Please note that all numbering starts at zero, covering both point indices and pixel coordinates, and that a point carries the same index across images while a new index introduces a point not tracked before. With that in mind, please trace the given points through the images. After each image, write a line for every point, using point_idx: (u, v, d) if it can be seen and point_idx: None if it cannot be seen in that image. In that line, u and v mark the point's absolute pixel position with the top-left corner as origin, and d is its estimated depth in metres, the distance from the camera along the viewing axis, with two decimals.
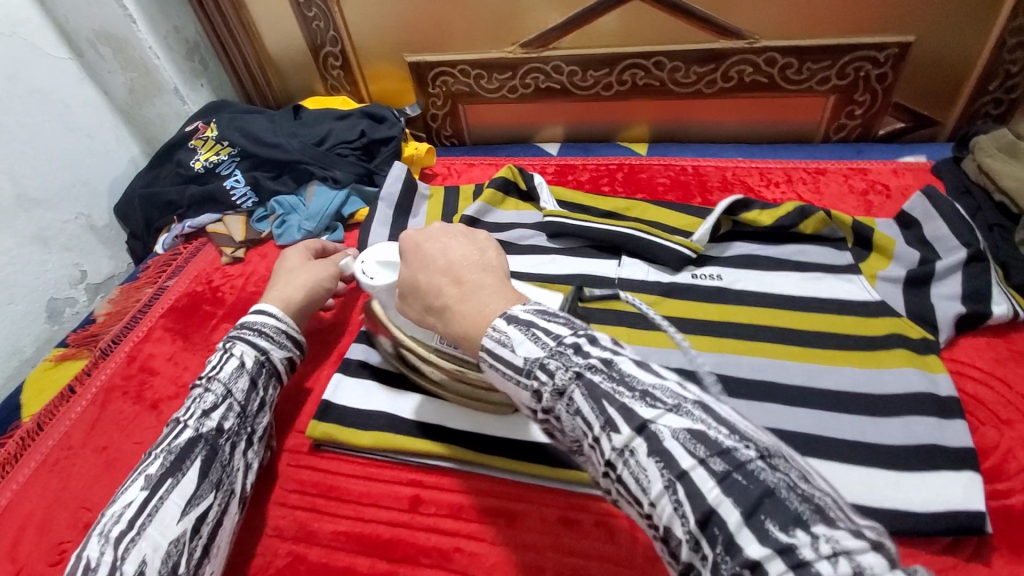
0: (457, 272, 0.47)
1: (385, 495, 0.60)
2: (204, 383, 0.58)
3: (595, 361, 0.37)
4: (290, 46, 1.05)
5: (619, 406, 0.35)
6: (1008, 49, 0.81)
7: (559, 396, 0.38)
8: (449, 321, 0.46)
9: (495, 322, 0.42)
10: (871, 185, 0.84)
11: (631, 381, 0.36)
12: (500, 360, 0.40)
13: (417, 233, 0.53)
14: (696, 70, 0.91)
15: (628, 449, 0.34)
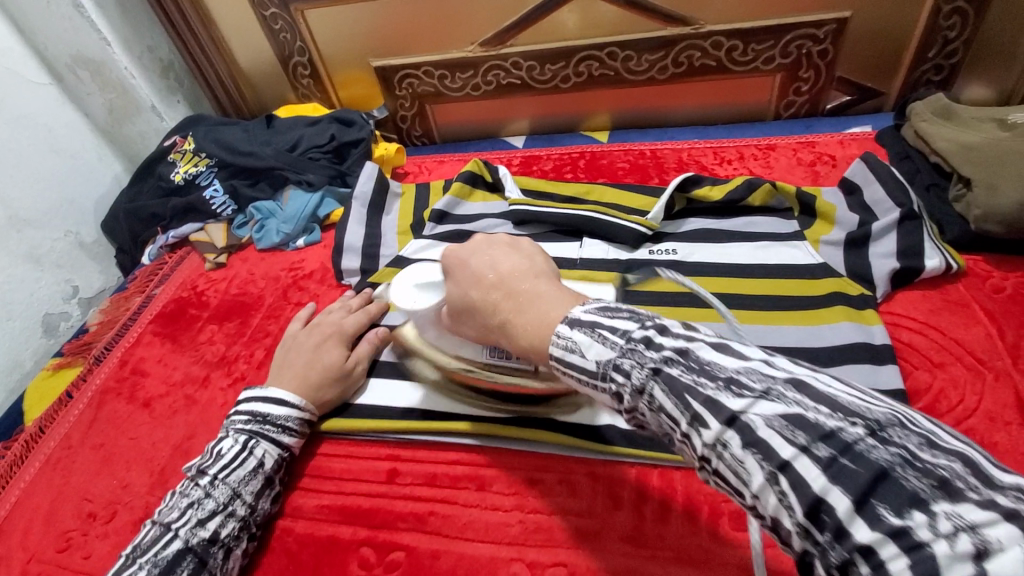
0: (512, 283, 0.49)
1: (364, 470, 0.64)
2: (208, 484, 0.56)
3: (671, 352, 0.37)
4: (260, 59, 1.10)
5: (704, 400, 0.34)
6: (943, 15, 0.85)
7: (639, 394, 0.37)
8: (511, 335, 0.47)
9: (557, 329, 0.42)
10: (818, 157, 0.89)
11: (712, 369, 0.35)
12: (574, 366, 0.40)
13: (458, 249, 0.56)
14: (647, 57, 0.95)
15: (720, 444, 0.33)
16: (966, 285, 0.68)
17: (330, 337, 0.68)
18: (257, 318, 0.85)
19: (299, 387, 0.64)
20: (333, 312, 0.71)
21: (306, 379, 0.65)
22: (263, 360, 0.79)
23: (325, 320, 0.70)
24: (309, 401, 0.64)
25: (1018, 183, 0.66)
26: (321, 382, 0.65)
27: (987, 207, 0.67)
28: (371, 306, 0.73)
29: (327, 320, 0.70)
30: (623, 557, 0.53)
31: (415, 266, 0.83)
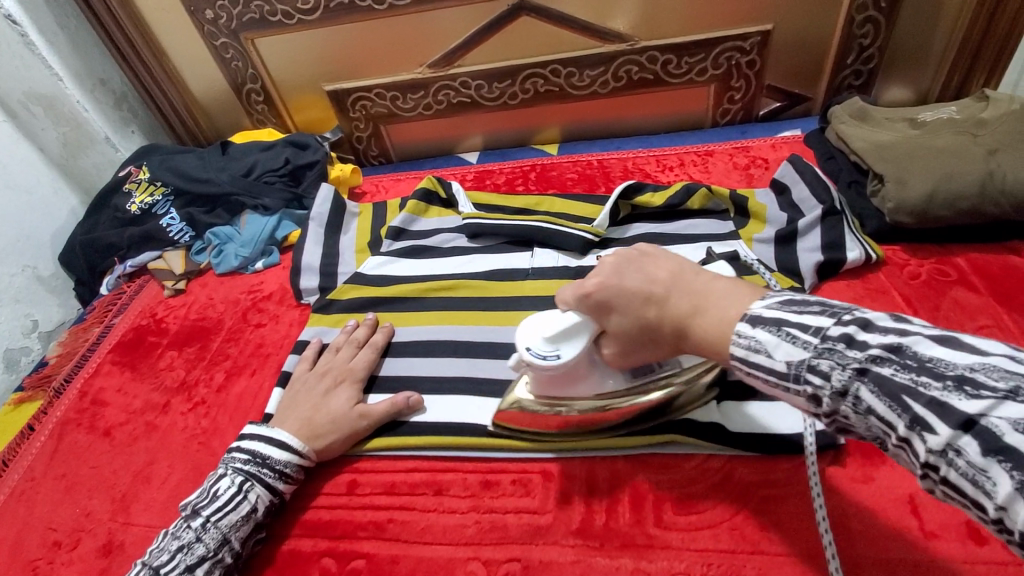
0: (680, 285, 0.44)
1: (325, 483, 0.65)
2: (200, 529, 0.55)
3: (877, 349, 0.34)
4: (214, 87, 1.12)
5: (926, 402, 0.31)
6: (857, 24, 0.91)
7: (841, 397, 0.35)
8: (692, 338, 0.43)
9: (740, 334, 0.39)
10: (752, 160, 0.94)
11: (936, 369, 0.31)
12: (758, 368, 0.39)
13: (603, 281, 0.48)
14: (589, 73, 1.00)
15: (952, 450, 0.30)
16: (884, 274, 0.73)
17: (338, 381, 0.68)
18: (218, 342, 0.86)
19: (302, 429, 0.64)
20: (342, 351, 0.72)
21: (310, 421, 0.64)
22: (223, 383, 0.80)
23: (333, 362, 0.71)
24: (311, 446, 0.64)
25: (923, 176, 0.72)
26: (325, 428, 0.64)
27: (898, 200, 0.72)
28: (377, 338, 0.74)
29: (334, 363, 0.71)
30: (573, 548, 0.56)
31: (372, 282, 0.85)
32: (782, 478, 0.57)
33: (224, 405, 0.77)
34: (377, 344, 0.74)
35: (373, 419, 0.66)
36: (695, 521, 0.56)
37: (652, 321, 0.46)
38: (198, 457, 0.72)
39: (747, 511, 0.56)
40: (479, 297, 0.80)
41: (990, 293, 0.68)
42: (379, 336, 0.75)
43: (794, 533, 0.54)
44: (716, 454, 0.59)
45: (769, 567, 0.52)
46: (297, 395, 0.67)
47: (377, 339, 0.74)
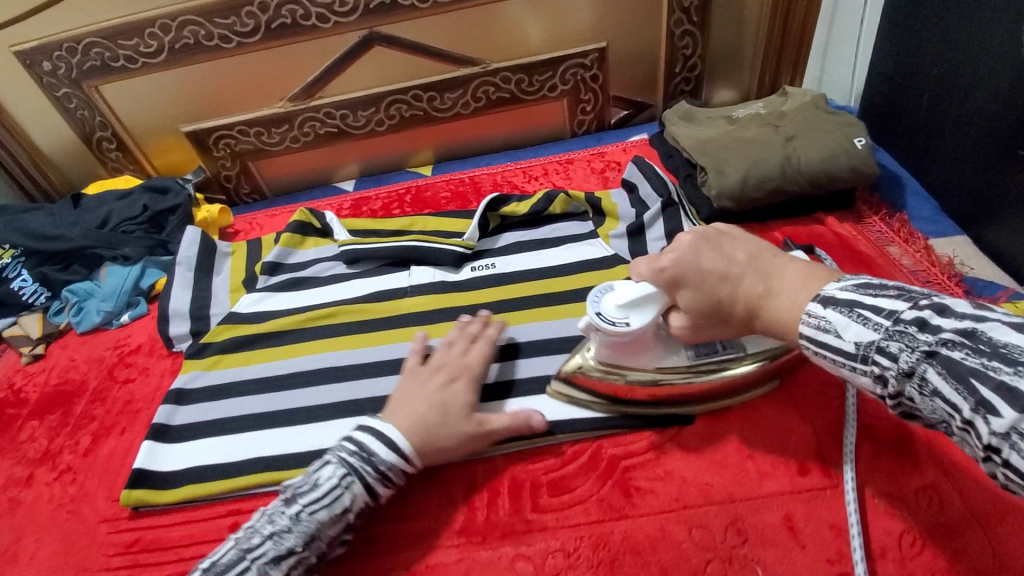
0: (757, 266, 0.52)
1: (207, 530, 0.65)
2: (293, 521, 0.53)
3: (948, 334, 0.38)
4: (61, 138, 1.05)
5: (992, 386, 0.34)
6: (677, 37, 1.02)
7: (908, 377, 0.40)
8: (765, 316, 0.51)
9: (810, 309, 0.46)
10: (608, 164, 1.03)
11: (1008, 353, 0.35)
12: (828, 346, 0.44)
13: (678, 257, 0.55)
14: (449, 96, 1.05)
15: (1016, 433, 0.33)
16: None
17: (454, 377, 0.64)
18: (82, 405, 0.80)
19: (413, 427, 0.59)
20: (455, 345, 0.68)
21: (423, 418, 0.60)
22: (91, 446, 0.75)
23: (449, 359, 0.66)
24: (416, 447, 0.59)
25: (737, 166, 0.82)
26: (437, 429, 0.60)
27: (720, 188, 0.82)
28: (490, 332, 0.70)
29: (449, 359, 0.66)
30: (458, 547, 0.58)
31: (247, 320, 0.83)
32: (641, 446, 0.63)
33: (93, 469, 0.73)
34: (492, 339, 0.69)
35: (494, 434, 0.61)
36: (567, 499, 0.60)
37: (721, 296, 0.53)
38: (66, 527, 0.68)
39: (614, 480, 0.61)
40: (359, 321, 0.82)
41: None
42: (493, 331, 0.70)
43: (653, 493, 0.59)
44: (584, 436, 0.64)
45: (634, 529, 0.57)
46: (409, 394, 0.62)
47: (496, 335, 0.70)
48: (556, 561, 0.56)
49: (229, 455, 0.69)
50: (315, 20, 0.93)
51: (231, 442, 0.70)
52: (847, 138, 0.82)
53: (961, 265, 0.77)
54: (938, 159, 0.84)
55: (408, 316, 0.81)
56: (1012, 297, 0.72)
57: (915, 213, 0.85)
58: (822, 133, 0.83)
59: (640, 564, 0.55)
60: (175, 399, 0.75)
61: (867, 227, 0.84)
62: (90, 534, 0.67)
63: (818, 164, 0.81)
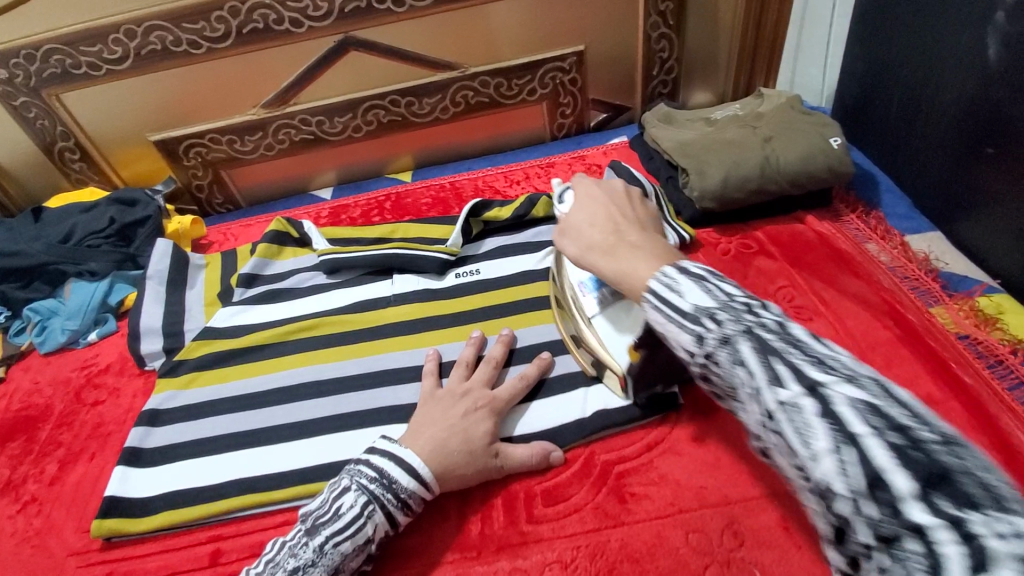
0: (640, 227, 0.50)
1: (185, 559, 0.62)
2: (317, 554, 0.51)
3: (768, 320, 0.35)
4: (18, 149, 1.00)
5: (788, 364, 0.32)
6: (654, 40, 1.03)
7: (722, 344, 0.35)
8: (612, 262, 0.48)
9: (665, 270, 0.41)
10: (588, 168, 1.03)
11: (802, 343, 0.33)
12: (668, 302, 0.39)
13: (592, 189, 0.56)
14: (427, 101, 1.04)
15: (793, 407, 0.31)
16: (701, 253, 0.83)
17: (479, 406, 0.61)
18: (47, 430, 0.76)
19: (434, 454, 0.57)
20: (479, 372, 0.65)
21: (445, 448, 0.57)
22: (58, 473, 0.71)
23: (475, 386, 0.64)
24: (436, 474, 0.57)
25: (718, 166, 0.83)
26: (458, 460, 0.58)
27: (701, 189, 0.83)
28: (530, 370, 0.66)
29: (472, 386, 0.64)
30: (451, 563, 0.57)
31: (223, 334, 0.81)
32: (633, 451, 0.63)
33: (60, 499, 0.69)
34: (530, 376, 0.65)
35: (509, 467, 0.60)
36: (562, 509, 0.59)
37: (588, 225, 0.52)
38: (33, 562, 0.64)
39: (607, 488, 0.60)
40: (341, 333, 0.80)
41: (784, 258, 0.80)
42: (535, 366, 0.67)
43: (647, 499, 0.59)
44: (576, 442, 0.64)
45: (630, 536, 0.57)
46: (428, 417, 0.60)
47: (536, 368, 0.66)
48: (553, 573, 0.55)
49: (208, 478, 0.66)
50: (288, 24, 0.91)
51: (209, 464, 0.68)
52: (823, 138, 0.83)
53: (936, 261, 0.79)
54: (908, 157, 0.86)
55: (392, 326, 0.79)
56: (986, 290, 0.74)
57: (890, 210, 0.86)
58: (798, 134, 0.84)
59: (639, 572, 0.54)
60: (148, 421, 0.72)
61: (845, 225, 0.85)
62: (58, 569, 0.63)
63: (796, 164, 0.82)
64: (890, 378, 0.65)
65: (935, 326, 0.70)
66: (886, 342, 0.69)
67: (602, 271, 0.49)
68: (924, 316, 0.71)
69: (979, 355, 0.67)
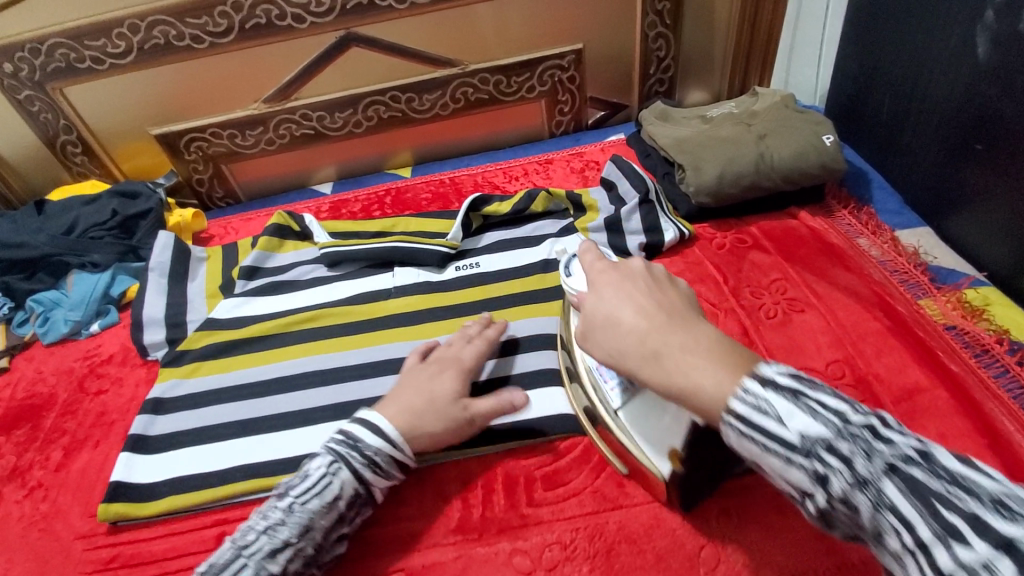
0: (682, 320, 0.46)
1: (191, 542, 0.63)
2: (285, 512, 0.52)
3: (907, 452, 0.34)
4: (21, 143, 1.00)
5: (960, 513, 0.31)
6: (651, 39, 1.05)
7: (860, 487, 0.34)
8: (661, 365, 0.44)
9: (749, 384, 0.39)
10: (587, 164, 1.04)
11: (963, 481, 0.32)
12: (761, 428, 0.37)
13: (614, 271, 0.52)
14: (427, 97, 1.05)
15: (982, 567, 0.29)
16: (697, 247, 0.85)
17: (445, 368, 0.65)
18: (51, 418, 0.77)
19: (403, 410, 0.59)
20: (451, 343, 0.69)
21: (412, 404, 0.60)
22: (63, 460, 0.72)
23: (444, 352, 0.67)
24: (405, 425, 0.59)
25: (714, 163, 0.84)
26: (425, 412, 0.60)
27: (697, 185, 0.84)
28: (490, 331, 0.70)
29: (443, 353, 0.67)
30: (454, 545, 0.58)
31: (226, 325, 0.81)
32: None
33: (65, 485, 0.70)
34: (492, 338, 0.69)
35: (478, 418, 0.63)
36: (562, 492, 0.61)
37: (621, 319, 0.47)
38: (39, 546, 0.65)
39: (606, 472, 0.62)
40: (343, 323, 0.81)
41: (777, 253, 0.82)
42: (495, 329, 0.71)
43: None
44: (575, 429, 0.65)
45: (628, 518, 0.58)
46: (401, 385, 0.63)
47: (496, 332, 0.70)
48: (553, 554, 0.57)
49: (213, 463, 0.67)
50: (291, 20, 0.92)
51: (214, 450, 0.69)
52: (816, 135, 0.85)
53: (925, 255, 0.81)
54: (899, 154, 0.88)
55: (394, 317, 0.81)
56: (973, 283, 0.77)
57: (881, 206, 0.89)
58: (792, 131, 0.86)
59: (637, 553, 0.56)
60: (152, 409, 0.73)
61: (837, 220, 0.87)
62: (65, 552, 0.64)
63: (789, 161, 0.83)
64: (879, 368, 0.67)
65: (924, 317, 0.72)
66: (876, 332, 0.71)
67: (647, 378, 0.45)
68: (913, 307, 0.73)
69: (966, 345, 0.69)
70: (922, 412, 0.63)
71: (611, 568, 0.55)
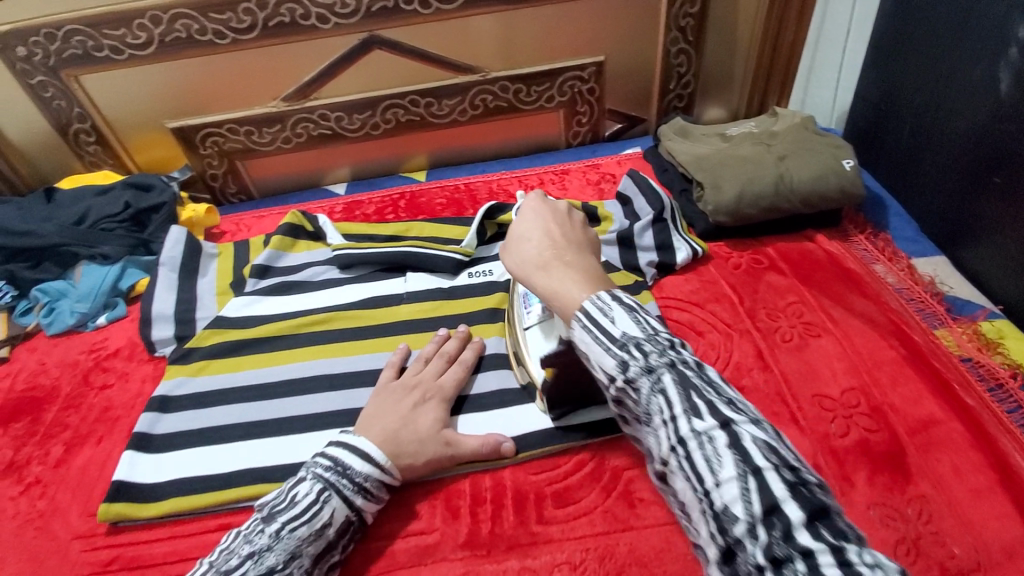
0: (572, 248, 0.54)
1: (192, 546, 0.62)
2: (270, 539, 0.51)
3: (687, 358, 0.44)
4: (33, 128, 1.00)
5: (705, 399, 0.41)
6: (673, 55, 1.05)
7: (646, 373, 0.44)
8: (545, 278, 0.53)
9: (600, 293, 0.48)
10: (603, 177, 1.04)
11: (717, 386, 0.42)
12: (598, 323, 0.46)
13: (536, 203, 0.60)
14: (447, 103, 1.05)
15: (706, 434, 0.40)
16: (712, 266, 0.84)
17: (427, 397, 0.64)
18: (53, 412, 0.76)
19: (387, 441, 0.59)
20: (428, 366, 0.68)
21: (396, 436, 0.60)
22: (63, 457, 0.71)
23: (422, 377, 0.67)
24: (392, 460, 0.59)
25: (733, 182, 0.84)
26: (408, 448, 0.60)
27: (715, 204, 0.84)
28: (468, 354, 0.70)
29: (423, 378, 0.67)
30: (461, 561, 0.57)
31: (235, 324, 0.80)
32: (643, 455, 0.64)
33: (65, 482, 0.69)
34: (470, 362, 0.69)
35: (467, 455, 0.61)
36: (573, 511, 0.60)
37: (531, 241, 0.56)
38: (36, 544, 0.64)
39: (617, 492, 0.61)
40: (354, 327, 0.80)
41: (794, 275, 0.81)
42: (470, 352, 0.71)
43: (656, 505, 0.60)
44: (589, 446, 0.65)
45: (639, 541, 0.57)
46: (376, 410, 0.62)
47: (473, 355, 0.70)
48: (562, 574, 0.56)
49: (216, 467, 0.66)
50: (315, 20, 0.92)
51: (218, 453, 0.68)
52: (836, 159, 0.85)
53: (941, 285, 0.81)
54: (918, 182, 0.87)
55: (405, 324, 0.80)
56: (989, 316, 0.76)
57: (897, 233, 0.88)
58: (812, 154, 0.86)
59: None
60: (157, 407, 0.72)
61: (854, 245, 0.87)
62: (62, 552, 0.63)
63: (809, 184, 0.83)
64: (894, 399, 0.67)
65: (940, 347, 0.72)
66: (891, 361, 0.70)
67: (533, 285, 0.54)
68: (929, 337, 0.73)
69: (981, 378, 0.69)
70: (937, 445, 0.62)
71: None
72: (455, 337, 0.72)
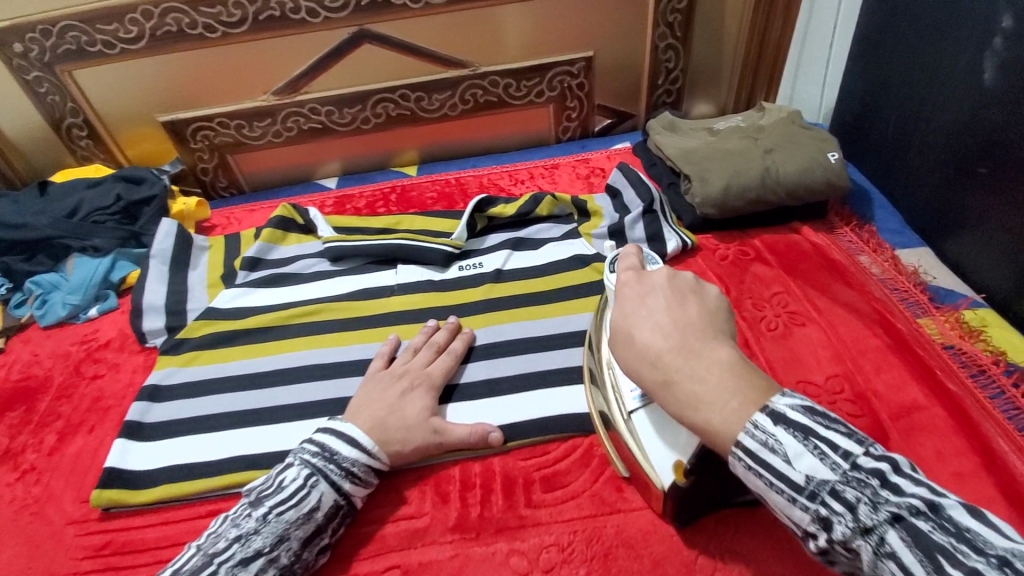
0: (692, 345, 0.43)
1: (185, 531, 0.62)
2: (257, 522, 0.52)
3: (915, 502, 0.35)
4: (26, 123, 0.99)
5: (957, 565, 0.32)
6: (661, 50, 1.06)
7: (863, 534, 0.36)
8: (675, 394, 0.43)
9: (758, 416, 0.40)
10: (592, 171, 1.05)
11: (972, 538, 0.33)
12: (770, 466, 0.39)
13: (638, 284, 0.49)
14: (437, 97, 1.05)
15: None
16: (700, 257, 0.86)
17: (414, 385, 0.65)
18: (46, 402, 0.76)
19: (375, 428, 0.60)
20: (417, 356, 0.69)
21: (383, 423, 0.60)
22: (56, 445, 0.71)
23: (410, 365, 0.67)
24: (381, 445, 0.59)
25: (720, 174, 0.86)
26: (397, 435, 0.60)
27: (703, 196, 0.85)
28: (456, 345, 0.71)
29: (412, 366, 0.67)
30: (451, 544, 0.58)
31: (226, 316, 0.81)
32: None
33: (59, 469, 0.69)
34: (459, 353, 0.70)
35: (455, 442, 0.62)
36: (561, 495, 0.61)
37: (642, 336, 0.45)
38: (28, 530, 0.64)
39: (604, 476, 0.62)
40: (345, 318, 0.81)
41: (779, 266, 0.83)
42: (460, 343, 0.72)
43: None
44: (578, 431, 0.65)
45: (626, 523, 0.58)
46: (366, 398, 0.63)
47: (461, 347, 0.71)
48: (551, 556, 0.57)
49: (207, 454, 0.67)
50: (305, 14, 0.92)
51: (209, 441, 0.68)
52: (821, 152, 0.87)
53: (924, 275, 0.82)
54: (902, 174, 0.89)
55: (396, 315, 0.80)
56: (971, 304, 0.78)
57: (882, 225, 0.90)
58: (797, 147, 0.87)
59: (635, 558, 0.56)
60: (149, 396, 0.72)
61: (839, 237, 0.88)
62: (54, 538, 0.63)
63: (795, 176, 0.85)
64: (876, 385, 0.68)
65: (923, 335, 0.73)
66: (875, 348, 0.72)
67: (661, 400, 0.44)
68: (913, 325, 0.74)
69: (963, 365, 0.70)
70: (920, 429, 0.64)
71: (609, 571, 0.55)
72: (445, 328, 0.73)
